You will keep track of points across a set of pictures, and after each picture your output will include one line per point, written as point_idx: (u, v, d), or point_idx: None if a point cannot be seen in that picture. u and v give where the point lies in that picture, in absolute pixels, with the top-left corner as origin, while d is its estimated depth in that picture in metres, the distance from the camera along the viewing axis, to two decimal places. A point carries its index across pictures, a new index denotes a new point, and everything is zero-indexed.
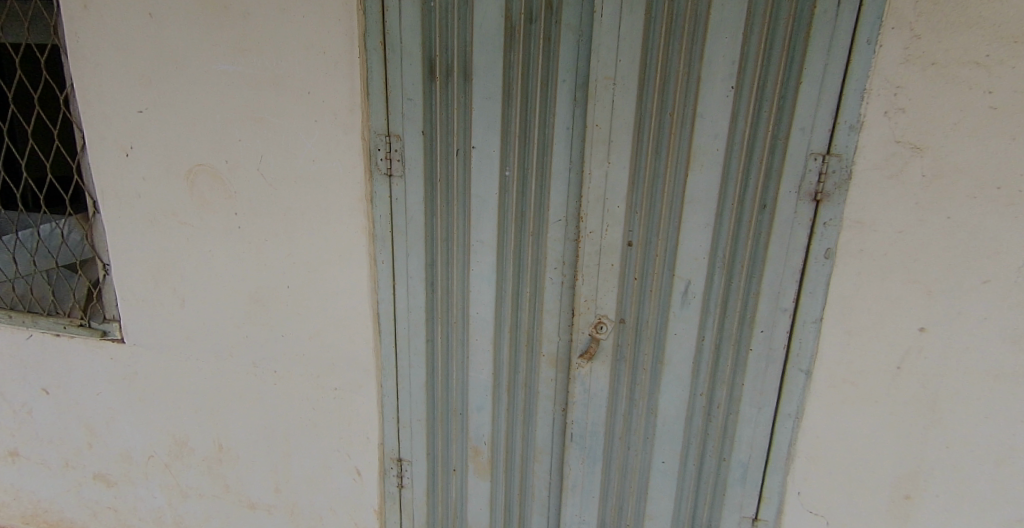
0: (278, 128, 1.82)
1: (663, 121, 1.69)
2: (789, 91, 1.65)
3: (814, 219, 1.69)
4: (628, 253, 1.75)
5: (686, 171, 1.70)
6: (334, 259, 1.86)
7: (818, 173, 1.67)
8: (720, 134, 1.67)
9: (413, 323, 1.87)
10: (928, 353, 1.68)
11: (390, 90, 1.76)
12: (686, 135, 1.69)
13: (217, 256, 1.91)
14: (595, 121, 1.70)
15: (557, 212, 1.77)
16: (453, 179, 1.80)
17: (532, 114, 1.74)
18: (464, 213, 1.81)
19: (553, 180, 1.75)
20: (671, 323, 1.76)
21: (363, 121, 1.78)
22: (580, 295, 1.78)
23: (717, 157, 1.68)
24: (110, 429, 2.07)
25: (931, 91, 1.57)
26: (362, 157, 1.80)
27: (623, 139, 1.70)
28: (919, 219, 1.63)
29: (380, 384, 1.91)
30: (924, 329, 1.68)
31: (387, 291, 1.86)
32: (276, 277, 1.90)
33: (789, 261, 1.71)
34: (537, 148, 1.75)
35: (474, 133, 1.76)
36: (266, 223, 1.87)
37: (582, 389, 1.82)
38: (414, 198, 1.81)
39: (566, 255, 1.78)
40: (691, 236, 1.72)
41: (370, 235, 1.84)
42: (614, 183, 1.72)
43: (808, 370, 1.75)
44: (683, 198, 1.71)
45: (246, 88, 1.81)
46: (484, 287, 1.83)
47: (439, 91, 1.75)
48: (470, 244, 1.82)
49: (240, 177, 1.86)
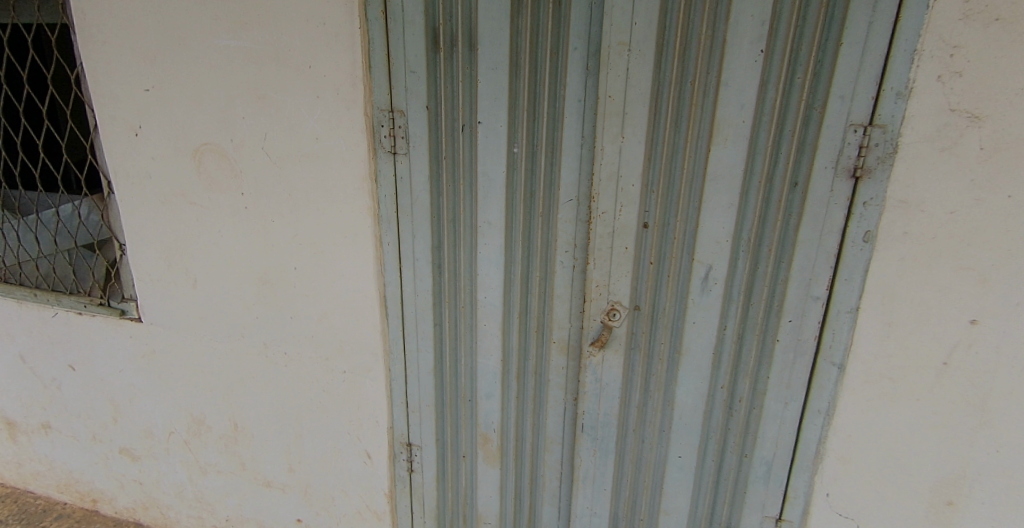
0: (280, 105, 1.74)
1: (683, 91, 1.55)
2: (827, 55, 1.48)
3: (852, 198, 1.52)
4: (644, 235, 1.63)
5: (709, 146, 1.56)
6: (339, 241, 1.80)
7: (858, 147, 1.49)
8: (747, 104, 1.52)
9: (420, 307, 1.81)
10: (979, 348, 1.51)
11: (392, 62, 1.66)
12: (709, 106, 1.54)
13: (226, 237, 1.86)
14: (608, 93, 1.57)
15: (567, 191, 1.66)
16: (458, 156, 1.70)
17: (541, 85, 1.62)
18: (471, 193, 1.72)
19: (564, 157, 1.64)
20: (689, 310, 1.64)
21: (365, 97, 1.69)
22: (591, 280, 1.68)
23: (744, 129, 1.53)
24: (133, 406, 2.11)
25: (993, 52, 1.37)
26: (365, 134, 1.71)
27: (639, 112, 1.57)
28: (975, 198, 1.45)
29: (388, 368, 1.87)
30: (976, 322, 1.50)
31: (393, 274, 1.80)
32: (283, 258, 1.84)
33: (823, 245, 1.56)
34: (546, 122, 1.64)
35: (480, 108, 1.65)
36: (273, 203, 1.81)
37: (593, 378, 1.73)
38: (419, 177, 1.72)
39: (578, 238, 1.68)
40: (712, 217, 1.58)
41: (375, 216, 1.77)
42: (629, 160, 1.59)
43: (842, 364, 1.60)
44: (705, 176, 1.57)
45: (247, 64, 1.73)
46: (492, 270, 1.75)
47: (444, 63, 1.65)
48: (477, 226, 1.73)
49: (246, 156, 1.79)
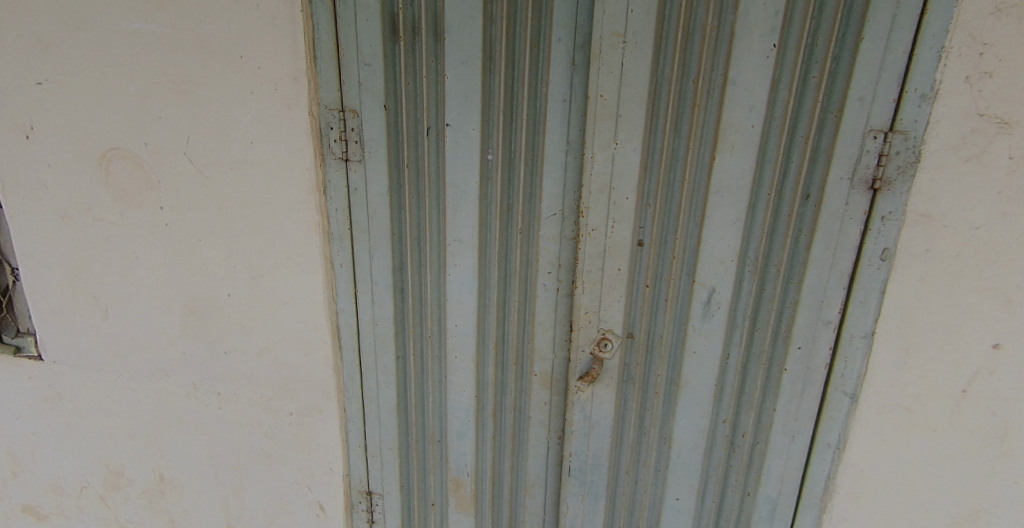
0: (205, 102, 1.43)
1: (685, 91, 1.35)
2: (845, 51, 1.30)
3: (869, 212, 1.34)
4: (638, 254, 1.43)
5: (712, 154, 1.36)
6: (281, 263, 1.52)
7: (877, 155, 1.31)
8: (756, 107, 1.33)
9: (379, 339, 1.56)
10: (1002, 374, 1.35)
11: (341, 52, 1.39)
12: (714, 108, 1.35)
13: (143, 259, 1.56)
14: (598, 91, 1.35)
15: (551, 204, 1.44)
16: (423, 164, 1.45)
17: (519, 81, 1.39)
18: (438, 206, 1.48)
19: (546, 166, 1.42)
20: (689, 339, 1.46)
21: (308, 93, 1.42)
22: (579, 305, 1.47)
23: (753, 135, 1.34)
24: (37, 457, 1.80)
25: None
26: (311, 138, 1.44)
27: (634, 114, 1.36)
28: (1002, 212, 1.29)
29: (343, 408, 1.62)
30: (998, 346, 1.35)
31: (347, 301, 1.54)
32: (214, 284, 1.56)
33: (836, 264, 1.38)
34: (526, 125, 1.41)
35: (448, 108, 1.41)
36: (197, 220, 1.51)
37: (582, 416, 1.53)
38: (376, 189, 1.47)
39: (563, 257, 1.46)
40: (716, 235, 1.40)
41: (324, 234, 1.50)
42: (622, 169, 1.38)
43: (854, 394, 1.44)
44: (708, 186, 1.38)
45: (163, 52, 1.41)
46: (464, 295, 1.52)
47: (404, 54, 1.40)
48: (445, 244, 1.49)
49: (163, 164, 1.48)
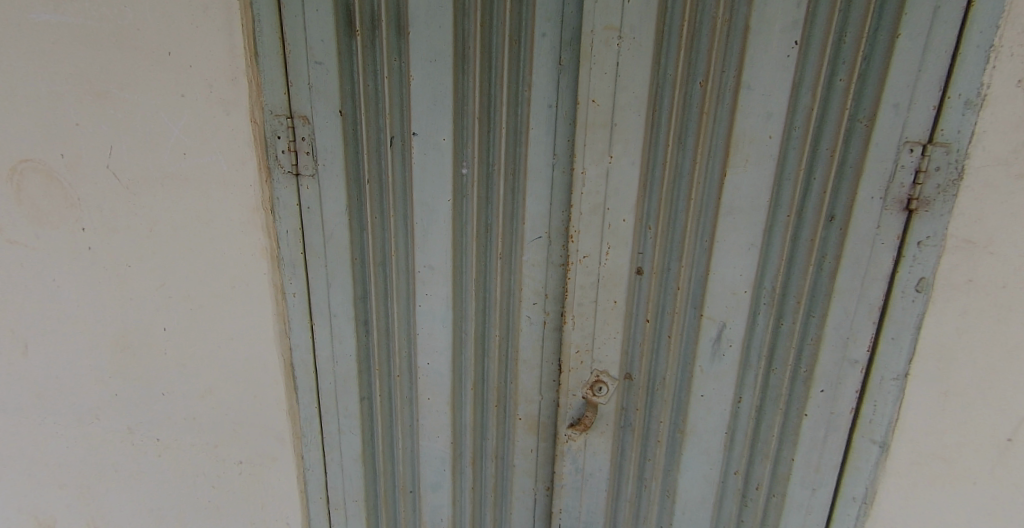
0: (129, 107, 1.23)
1: (691, 95, 1.16)
2: (878, 49, 1.10)
3: (903, 237, 1.15)
4: (637, 284, 1.24)
5: (723, 169, 1.17)
6: (224, 293, 1.31)
7: (913, 171, 1.12)
8: (774, 114, 1.14)
9: (341, 378, 1.36)
10: None
11: (289, 50, 1.19)
12: (725, 116, 1.15)
13: (65, 287, 1.34)
14: (590, 96, 1.16)
15: (535, 226, 1.24)
16: (387, 179, 1.25)
17: (497, 84, 1.19)
18: (405, 227, 1.28)
19: (530, 182, 1.22)
20: (695, 382, 1.27)
21: (251, 96, 1.21)
22: (568, 343, 1.27)
23: (771, 146, 1.15)
24: None
25: None
26: (254, 148, 1.23)
27: (632, 122, 1.17)
28: None
29: (300, 456, 1.41)
30: None
31: (302, 336, 1.34)
32: (146, 316, 1.34)
33: (865, 295, 1.19)
34: (506, 135, 1.21)
35: (415, 114, 1.21)
36: (126, 243, 1.30)
37: (573, 468, 1.34)
38: (332, 208, 1.26)
39: (550, 286, 1.27)
40: (726, 262, 1.21)
41: (273, 259, 1.29)
42: (618, 186, 1.20)
43: (884, 442, 1.25)
44: (718, 206, 1.19)
45: (78, 49, 1.20)
46: (436, 329, 1.31)
47: (362, 52, 1.20)
48: (414, 271, 1.29)
49: (85, 179, 1.27)
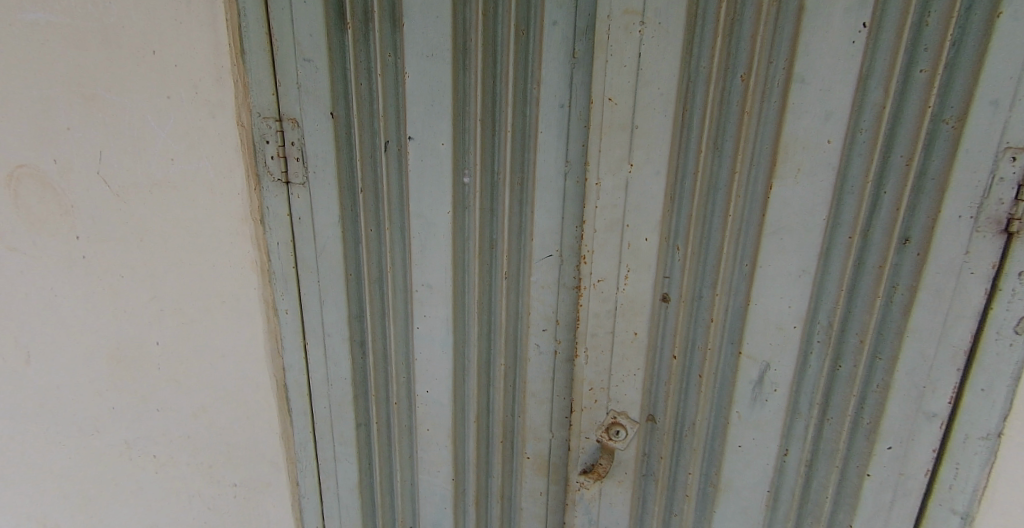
0: (116, 110, 1.16)
1: (730, 92, 0.97)
2: (971, 31, 0.88)
3: (999, 267, 0.92)
4: (662, 313, 1.07)
5: (768, 181, 0.98)
6: (215, 307, 1.23)
7: (1015, 184, 0.89)
8: (835, 113, 0.93)
9: (336, 403, 1.25)
10: None
11: (277, 46, 1.09)
12: (772, 117, 0.96)
13: (62, 296, 1.28)
14: (607, 94, 1.00)
15: (545, 243, 1.08)
16: (382, 188, 1.12)
17: (502, 81, 1.04)
18: (401, 242, 1.14)
19: (538, 193, 1.07)
20: (730, 431, 1.08)
21: (238, 97, 1.11)
22: (581, 379, 1.12)
23: (830, 154, 0.94)
24: None
25: None
26: (242, 153, 1.14)
27: (657, 125, 1.00)
28: None
29: (295, 482, 1.32)
30: None
31: (295, 355, 1.23)
32: (139, 329, 1.27)
33: (948, 337, 0.96)
34: (512, 139, 1.06)
35: (411, 115, 1.08)
36: (117, 252, 1.23)
37: (587, 518, 1.18)
38: (324, 218, 1.15)
39: (561, 312, 1.11)
40: (769, 291, 1.01)
41: (264, 273, 1.19)
42: (639, 200, 1.03)
43: (968, 513, 1.02)
44: (761, 224, 0.99)
45: (65, 49, 1.14)
46: (436, 355, 1.18)
47: (354, 47, 1.07)
48: (411, 290, 1.16)
49: (76, 186, 1.21)
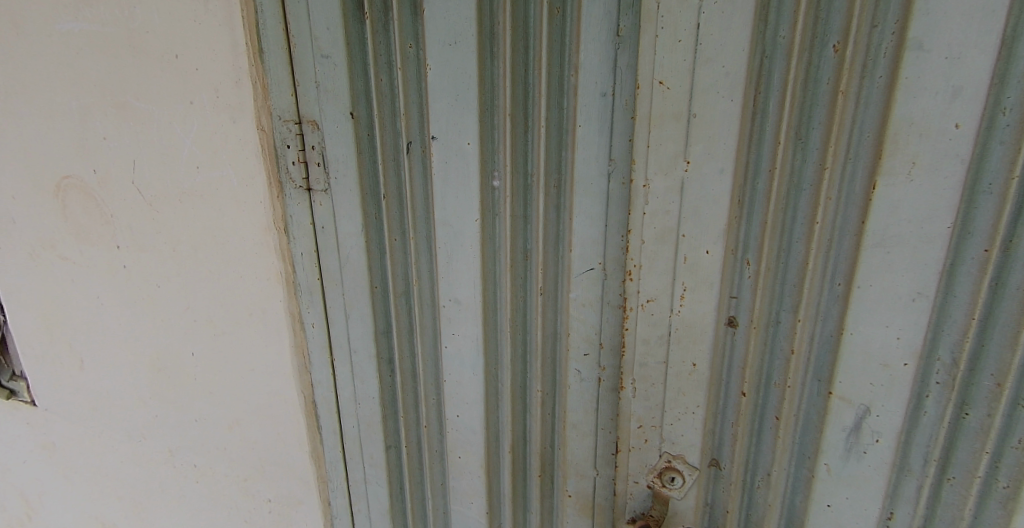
0: (145, 118, 1.12)
1: (818, 67, 0.78)
2: None
3: None
4: (728, 342, 0.90)
5: (870, 179, 0.76)
6: (244, 320, 1.18)
7: None
8: (966, 89, 0.70)
9: (364, 422, 1.16)
10: None
11: (295, 43, 1.00)
12: (876, 97, 0.75)
13: (108, 306, 1.29)
14: (656, 77, 0.84)
15: (586, 255, 0.93)
16: (406, 194, 1.01)
17: (535, 68, 0.90)
18: (428, 253, 1.03)
19: (576, 197, 0.92)
20: (815, 486, 0.88)
21: (258, 100, 1.05)
22: (627, 415, 0.97)
23: (959, 142, 0.72)
24: (42, 503, 1.61)
25: None
26: (264, 159, 1.07)
27: (721, 112, 0.82)
28: None
29: (327, 502, 1.25)
30: None
31: (323, 372, 1.15)
32: (176, 339, 1.25)
33: None
34: (546, 136, 0.91)
35: (433, 112, 0.96)
36: (153, 262, 1.21)
37: None
38: (347, 228, 1.05)
39: (605, 334, 0.95)
40: (868, 317, 0.80)
41: (289, 284, 1.13)
42: (697, 204, 0.86)
43: None
44: (859, 234, 0.78)
45: (98, 57, 1.12)
46: (466, 377, 1.06)
47: (373, 39, 0.97)
48: (440, 305, 1.04)
49: (114, 196, 1.20)
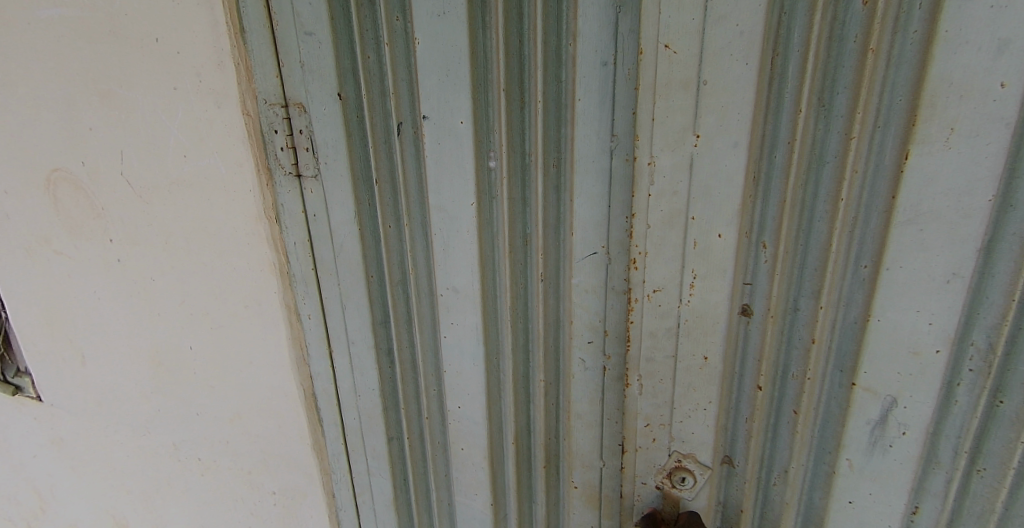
0: (130, 106, 1.08)
1: (844, 23, 0.72)
2: None
3: None
4: (743, 333, 0.84)
5: (903, 149, 0.70)
6: (241, 312, 1.15)
7: None
8: (1014, 42, 0.64)
9: (365, 414, 1.12)
10: None
11: (277, 20, 0.95)
12: (911, 56, 0.69)
13: (106, 300, 1.26)
14: (662, 39, 0.77)
15: (587, 238, 0.88)
16: (398, 178, 0.97)
17: (530, 39, 0.84)
18: (423, 240, 0.99)
19: (577, 176, 0.86)
20: (836, 481, 0.83)
21: (243, 83, 1.00)
22: (634, 414, 0.92)
23: (1004, 103, 0.66)
24: (55, 497, 1.62)
25: None
26: (251, 145, 1.03)
27: (734, 78, 0.76)
28: None
29: (331, 494, 1.22)
30: None
31: (322, 363, 1.12)
32: (173, 333, 1.22)
33: None
34: (542, 112, 0.86)
35: (424, 90, 0.91)
36: (146, 255, 1.18)
37: None
38: (340, 216, 1.01)
39: (610, 321, 0.91)
40: (899, 301, 0.74)
41: (283, 275, 1.09)
42: (709, 181, 0.80)
43: None
44: (890, 210, 0.72)
45: (80, 45, 1.08)
46: (467, 368, 1.02)
47: (358, 14, 0.92)
48: (437, 294, 1.00)
49: (104, 188, 1.16)
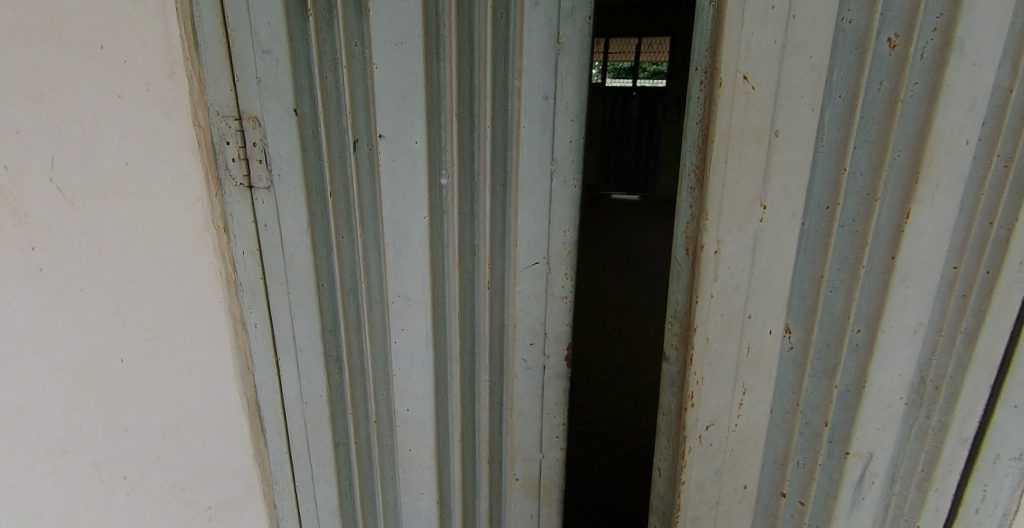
0: (66, 110, 1.06)
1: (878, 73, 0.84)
2: None
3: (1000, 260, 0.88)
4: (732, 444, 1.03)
5: (904, 210, 0.87)
6: (182, 322, 1.15)
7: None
8: (859, 99, 0.85)
9: (312, 422, 1.16)
10: None
11: (233, 37, 0.98)
12: (834, 110, 0.85)
13: (23, 313, 1.19)
14: (743, 69, 0.83)
15: (530, 249, 0.99)
16: (353, 192, 1.02)
17: (480, 70, 0.94)
18: (375, 250, 1.05)
19: (522, 194, 0.97)
20: None
21: (195, 94, 1.02)
22: None
23: (966, 156, 0.84)
24: None
25: None
26: (202, 156, 1.05)
27: (802, 121, 0.85)
28: None
29: (272, 502, 1.25)
30: None
31: (267, 372, 1.15)
32: (103, 345, 1.19)
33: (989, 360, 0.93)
34: (492, 137, 0.96)
35: (380, 111, 0.97)
36: (76, 264, 1.14)
37: None
38: (292, 226, 1.05)
39: (549, 324, 1.02)
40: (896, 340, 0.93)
41: (229, 284, 1.11)
42: (775, 225, 0.90)
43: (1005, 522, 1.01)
44: (889, 271, 0.90)
45: (10, 45, 1.05)
46: (416, 371, 1.09)
47: (317, 36, 0.97)
48: (388, 301, 1.07)
49: (30, 193, 1.11)
